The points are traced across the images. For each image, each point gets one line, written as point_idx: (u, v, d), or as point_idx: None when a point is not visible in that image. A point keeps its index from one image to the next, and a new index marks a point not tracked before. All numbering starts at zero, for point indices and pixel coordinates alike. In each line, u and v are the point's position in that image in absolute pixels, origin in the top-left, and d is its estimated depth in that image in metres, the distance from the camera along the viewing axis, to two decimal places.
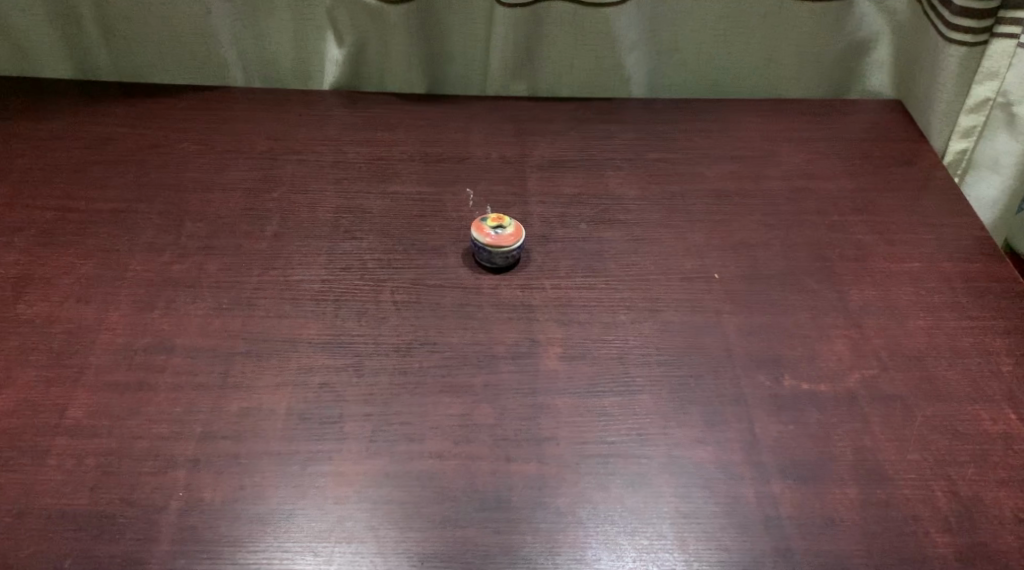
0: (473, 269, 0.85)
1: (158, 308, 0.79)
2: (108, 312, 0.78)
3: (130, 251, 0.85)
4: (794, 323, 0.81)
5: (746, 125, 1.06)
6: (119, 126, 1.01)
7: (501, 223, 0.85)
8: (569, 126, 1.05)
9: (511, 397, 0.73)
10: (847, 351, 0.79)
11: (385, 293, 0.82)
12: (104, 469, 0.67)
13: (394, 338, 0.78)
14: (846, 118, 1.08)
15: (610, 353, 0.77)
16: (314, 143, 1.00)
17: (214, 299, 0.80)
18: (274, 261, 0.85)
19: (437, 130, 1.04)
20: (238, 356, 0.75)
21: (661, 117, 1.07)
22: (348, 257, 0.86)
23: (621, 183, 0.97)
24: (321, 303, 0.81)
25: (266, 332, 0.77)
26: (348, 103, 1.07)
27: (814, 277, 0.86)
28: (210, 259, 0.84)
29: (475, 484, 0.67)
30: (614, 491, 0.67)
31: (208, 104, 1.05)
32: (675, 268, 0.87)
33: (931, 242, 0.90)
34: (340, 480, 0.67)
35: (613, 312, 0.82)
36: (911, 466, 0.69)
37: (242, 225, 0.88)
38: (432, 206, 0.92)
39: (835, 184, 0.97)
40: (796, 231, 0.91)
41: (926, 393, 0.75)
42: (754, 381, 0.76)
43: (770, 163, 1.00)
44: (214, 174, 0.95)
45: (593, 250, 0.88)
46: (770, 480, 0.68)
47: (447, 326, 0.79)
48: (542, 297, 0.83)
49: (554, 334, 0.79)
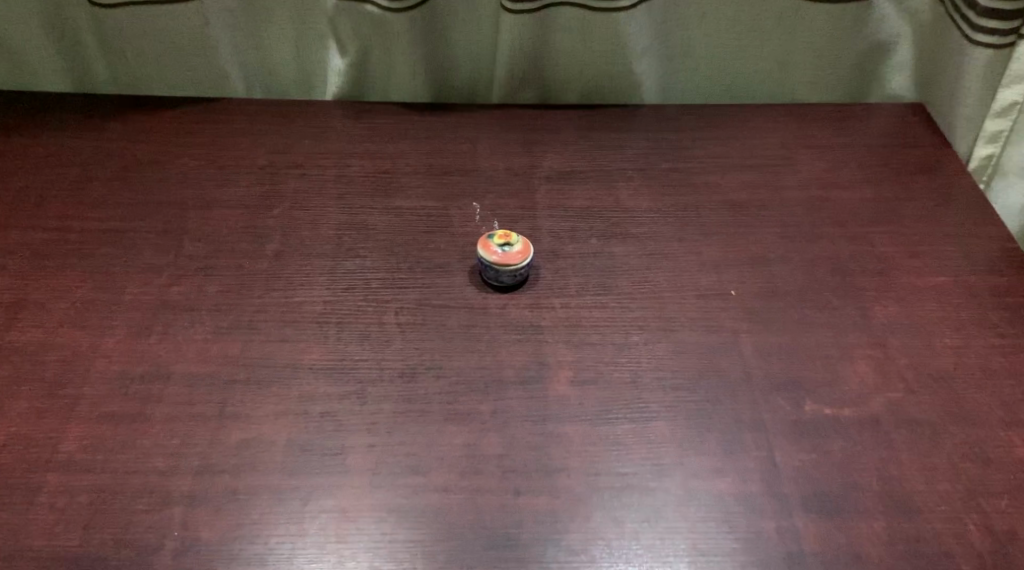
0: (480, 287, 0.83)
1: (155, 334, 0.77)
2: (103, 338, 0.76)
3: (127, 273, 0.82)
4: (814, 343, 0.78)
5: (761, 132, 1.03)
6: (117, 141, 0.99)
7: (508, 239, 0.83)
8: (580, 136, 1.02)
9: (520, 425, 0.70)
10: (871, 373, 0.75)
11: (390, 315, 0.79)
12: (96, 506, 0.64)
13: (398, 362, 0.75)
14: (865, 122, 1.05)
15: (623, 376, 0.74)
16: (318, 157, 0.98)
17: (213, 323, 0.78)
18: (275, 282, 0.82)
19: (443, 141, 1.01)
20: (238, 384, 0.73)
21: (674, 125, 1.05)
22: (351, 277, 0.83)
23: (632, 196, 0.94)
24: (323, 326, 0.78)
25: (267, 357, 0.75)
26: (352, 114, 1.04)
27: (834, 293, 0.83)
28: (209, 280, 0.82)
29: (482, 519, 0.64)
30: (629, 526, 0.64)
31: (209, 117, 1.03)
32: (690, 284, 0.84)
33: (955, 255, 0.87)
34: (342, 517, 0.64)
35: (625, 333, 0.78)
36: (941, 497, 0.66)
37: (243, 244, 0.86)
38: (437, 223, 0.90)
39: (853, 194, 0.94)
40: (814, 245, 0.88)
41: (956, 417, 0.72)
42: (774, 406, 0.72)
43: (788, 173, 0.97)
44: (215, 191, 0.92)
45: (604, 266, 0.85)
46: (794, 514, 0.65)
47: (453, 349, 0.76)
48: (551, 318, 0.80)
49: (563, 356, 0.76)
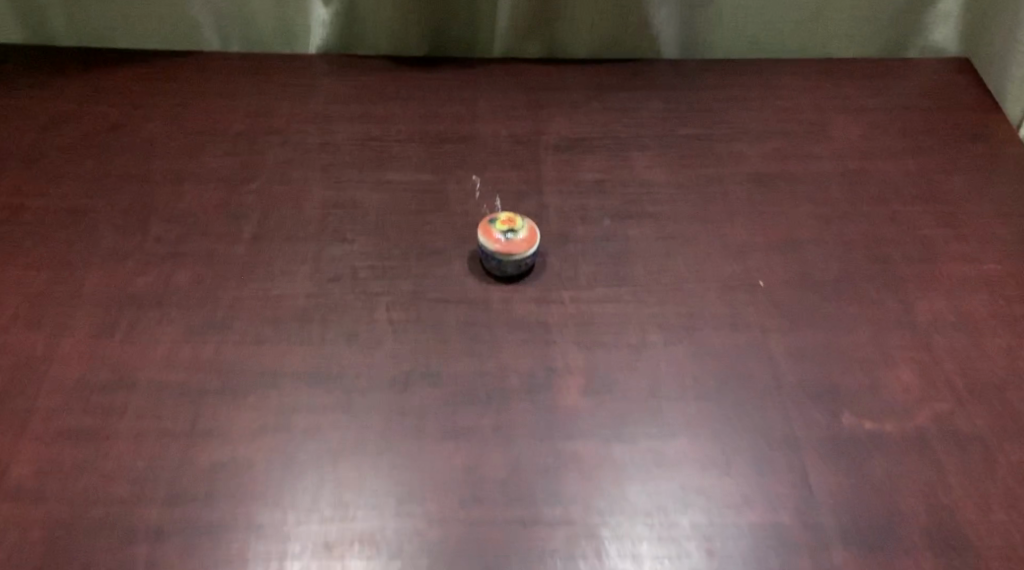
0: (480, 277, 0.75)
1: (119, 333, 0.69)
2: (59, 339, 0.68)
3: (87, 260, 0.74)
4: (850, 342, 0.70)
5: (789, 93, 0.94)
6: (77, 102, 0.89)
7: (512, 225, 0.74)
8: (591, 97, 0.93)
9: (526, 443, 0.63)
10: (916, 380, 0.68)
11: (380, 310, 0.72)
12: (52, 543, 0.57)
13: (390, 368, 0.67)
14: (902, 82, 0.95)
15: (641, 384, 0.67)
16: (299, 121, 0.88)
17: (183, 321, 0.70)
18: (252, 271, 0.74)
19: (439, 102, 0.91)
20: (210, 395, 0.65)
21: (694, 84, 0.95)
22: (337, 264, 0.75)
23: (648, 168, 0.85)
24: (306, 323, 0.70)
25: (243, 362, 0.67)
26: (338, 70, 0.94)
27: (872, 283, 0.75)
28: (179, 269, 0.74)
29: (485, 559, 0.57)
30: (648, 566, 0.57)
31: (178, 74, 0.93)
32: (713, 274, 0.76)
33: (1007, 238, 0.78)
34: (327, 555, 0.57)
35: (643, 332, 0.71)
36: (996, 530, 0.59)
37: (217, 225, 0.78)
38: (432, 200, 0.81)
39: (892, 165, 0.86)
40: (850, 226, 0.80)
41: (1010, 432, 0.64)
42: (808, 418, 0.65)
43: (819, 140, 0.88)
44: (185, 163, 0.83)
45: (618, 252, 0.77)
46: (831, 549, 0.58)
47: (451, 352, 0.69)
48: (560, 314, 0.72)
49: (573, 360, 0.68)
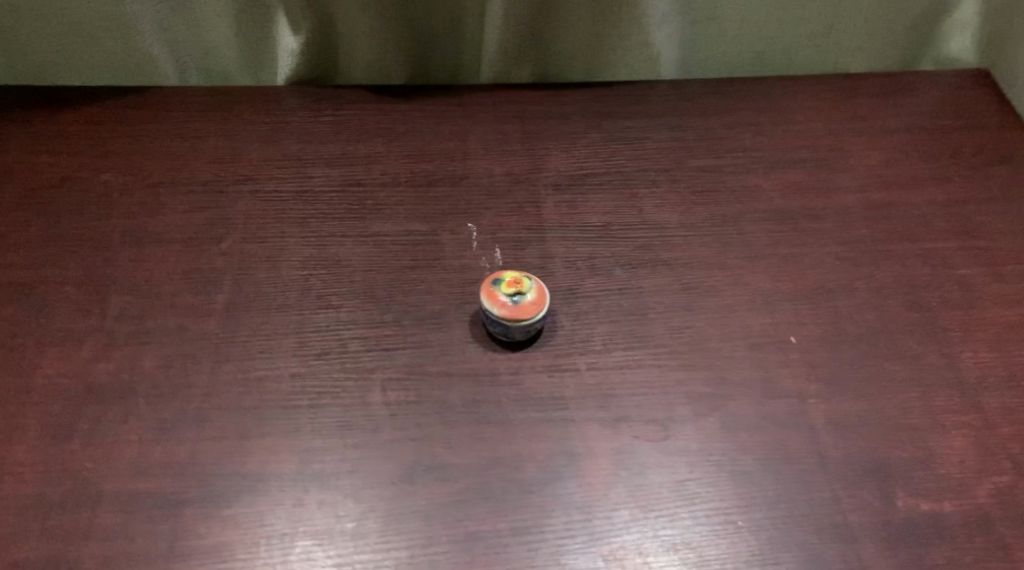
0: (485, 344, 0.67)
1: (79, 435, 0.60)
2: (12, 446, 0.60)
3: (39, 346, 0.65)
4: (897, 407, 0.64)
5: (803, 115, 0.87)
6: (20, 153, 0.79)
7: (518, 285, 0.66)
8: (590, 126, 0.85)
9: (551, 550, 0.56)
10: (971, 450, 0.62)
11: (375, 391, 0.64)
12: None
13: (392, 461, 0.60)
14: (922, 98, 0.89)
15: (673, 468, 0.60)
16: (272, 166, 0.79)
17: (152, 415, 0.62)
18: (228, 348, 0.66)
19: (425, 138, 0.83)
20: (188, 506, 0.57)
21: (700, 108, 0.88)
22: (324, 335, 0.67)
23: (658, 207, 0.78)
24: (293, 410, 0.62)
25: (225, 462, 0.59)
26: (312, 103, 0.86)
27: (913, 335, 0.69)
28: (144, 351, 0.65)
29: None
30: None
31: (133, 115, 0.84)
32: (741, 331, 0.69)
33: None
34: None
35: (670, 404, 0.64)
36: None
37: (185, 295, 0.69)
38: (425, 253, 0.73)
39: (920, 194, 0.79)
40: (882, 268, 0.73)
41: None
42: (859, 502, 0.59)
43: (840, 168, 0.82)
44: (146, 221, 0.74)
45: (635, 308, 0.70)
46: None
47: (459, 437, 0.61)
48: (577, 386, 0.65)
49: (596, 442, 0.61)
